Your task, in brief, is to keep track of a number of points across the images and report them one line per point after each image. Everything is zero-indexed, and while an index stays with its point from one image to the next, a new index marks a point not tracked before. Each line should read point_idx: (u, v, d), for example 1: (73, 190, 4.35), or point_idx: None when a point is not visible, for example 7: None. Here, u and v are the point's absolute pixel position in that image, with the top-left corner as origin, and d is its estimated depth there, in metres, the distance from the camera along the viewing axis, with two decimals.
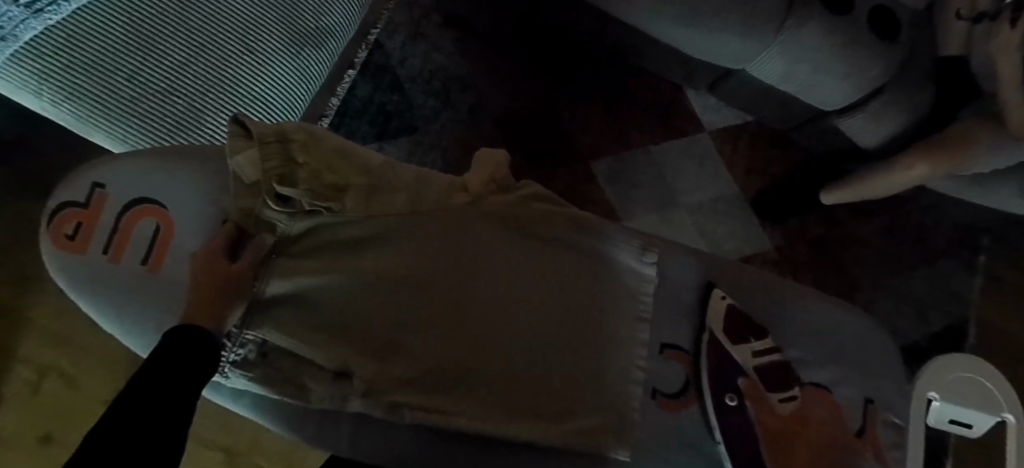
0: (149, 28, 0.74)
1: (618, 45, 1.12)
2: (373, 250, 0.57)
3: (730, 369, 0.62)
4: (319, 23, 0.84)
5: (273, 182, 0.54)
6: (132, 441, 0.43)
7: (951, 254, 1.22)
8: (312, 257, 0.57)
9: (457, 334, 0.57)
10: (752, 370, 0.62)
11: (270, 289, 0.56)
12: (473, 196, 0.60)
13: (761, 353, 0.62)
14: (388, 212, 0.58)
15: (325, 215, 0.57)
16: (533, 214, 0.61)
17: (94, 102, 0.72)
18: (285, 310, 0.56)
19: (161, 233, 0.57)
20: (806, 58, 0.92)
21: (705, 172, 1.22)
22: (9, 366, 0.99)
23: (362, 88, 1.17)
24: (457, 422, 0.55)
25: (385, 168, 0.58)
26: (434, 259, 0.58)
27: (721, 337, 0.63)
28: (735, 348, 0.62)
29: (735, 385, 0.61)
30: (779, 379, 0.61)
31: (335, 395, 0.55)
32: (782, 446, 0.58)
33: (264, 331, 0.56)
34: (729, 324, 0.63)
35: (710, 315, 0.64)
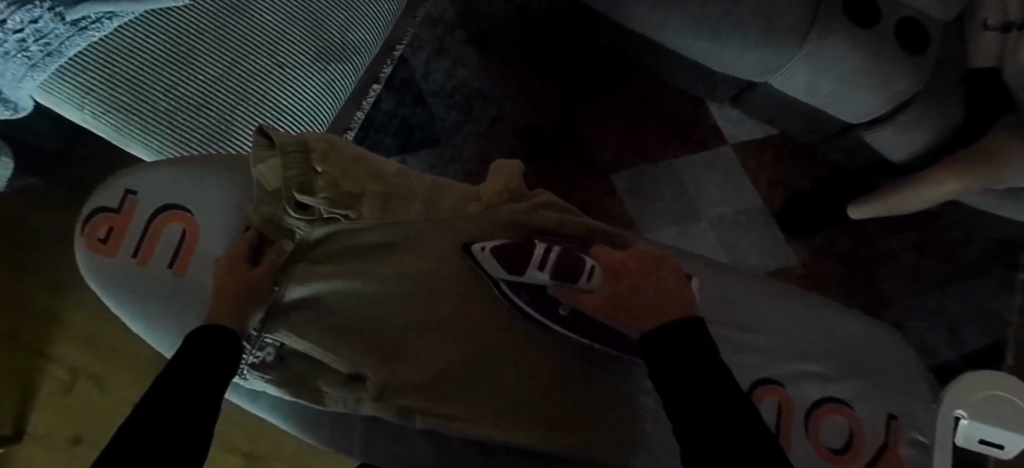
0: (184, 43, 0.77)
1: (640, 57, 1.12)
2: (388, 256, 0.58)
3: (540, 296, 0.57)
4: (346, 38, 0.86)
5: (292, 190, 0.56)
6: (159, 435, 0.44)
7: (986, 272, 1.18)
8: (330, 263, 0.58)
9: (469, 340, 0.58)
10: (550, 282, 0.56)
11: (289, 293, 0.58)
12: (486, 204, 0.61)
13: (538, 262, 0.55)
14: (405, 220, 0.58)
15: (341, 222, 0.58)
16: (547, 223, 0.61)
17: (131, 114, 0.75)
18: (302, 314, 0.57)
19: (187, 237, 0.59)
20: (831, 70, 0.91)
21: (728, 185, 1.21)
22: (44, 367, 1.03)
23: (386, 102, 1.20)
24: (467, 429, 0.55)
25: (400, 176, 0.60)
26: (449, 264, 0.59)
27: (513, 279, 0.56)
28: (525, 276, 0.56)
29: (553, 301, 0.57)
30: (572, 264, 0.55)
31: (349, 398, 0.56)
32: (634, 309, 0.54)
33: (282, 333, 0.57)
34: (506, 262, 0.56)
35: (490, 268, 0.57)
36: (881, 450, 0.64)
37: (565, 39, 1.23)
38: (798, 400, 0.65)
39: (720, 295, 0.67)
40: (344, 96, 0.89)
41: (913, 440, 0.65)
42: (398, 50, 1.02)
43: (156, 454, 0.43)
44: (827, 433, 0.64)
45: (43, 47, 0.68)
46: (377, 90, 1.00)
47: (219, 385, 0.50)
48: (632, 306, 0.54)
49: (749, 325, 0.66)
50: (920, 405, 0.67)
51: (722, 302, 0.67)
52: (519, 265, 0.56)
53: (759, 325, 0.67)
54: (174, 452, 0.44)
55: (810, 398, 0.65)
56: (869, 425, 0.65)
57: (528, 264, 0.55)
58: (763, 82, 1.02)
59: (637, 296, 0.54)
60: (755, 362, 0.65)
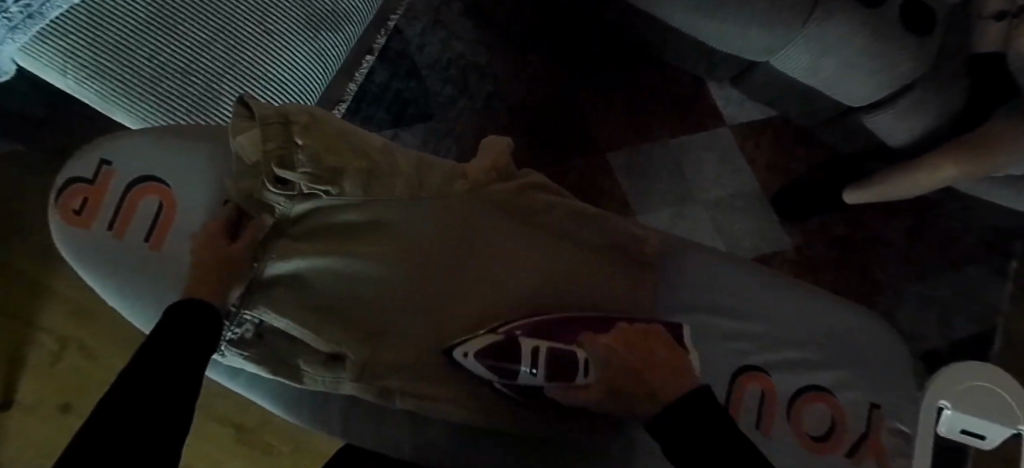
0: (170, 8, 0.75)
1: (641, 34, 1.10)
2: (368, 235, 0.57)
3: (534, 390, 0.56)
4: (337, 6, 0.84)
5: (272, 164, 0.54)
6: (141, 407, 0.43)
7: (981, 260, 1.18)
8: (310, 241, 0.57)
9: (452, 322, 0.57)
10: (546, 382, 0.55)
11: (270, 269, 0.56)
12: (472, 183, 0.60)
13: (529, 367, 0.55)
14: (387, 196, 0.57)
15: (322, 199, 0.56)
16: (534, 203, 0.61)
17: (115, 80, 0.73)
18: (281, 293, 0.56)
19: (164, 210, 0.58)
20: (832, 52, 0.89)
21: (725, 167, 1.20)
22: (31, 336, 1.02)
23: (380, 74, 1.17)
24: (445, 408, 0.56)
25: (385, 152, 0.58)
26: (431, 243, 0.58)
27: (506, 381, 0.56)
28: (521, 376, 0.55)
29: (546, 394, 0.57)
30: (566, 363, 0.55)
31: (328, 379, 0.56)
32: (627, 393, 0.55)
33: (263, 310, 0.55)
34: (497, 367, 0.55)
35: (477, 370, 0.56)
36: (859, 441, 0.65)
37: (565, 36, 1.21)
38: (783, 387, 0.65)
39: (712, 281, 0.66)
40: (335, 67, 0.87)
41: (895, 429, 0.66)
42: (392, 21, 1.00)
43: (139, 427, 0.42)
44: (809, 421, 0.65)
45: (23, 8, 0.65)
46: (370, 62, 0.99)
47: (200, 359, 0.49)
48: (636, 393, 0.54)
49: (740, 312, 0.66)
50: (906, 392, 0.67)
51: (714, 286, 0.66)
52: (509, 369, 0.55)
53: (751, 311, 0.66)
54: (156, 426, 0.43)
55: (795, 385, 0.65)
56: (850, 416, 0.65)
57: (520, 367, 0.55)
58: (764, 62, 1.00)
59: (636, 380, 0.54)
60: (744, 348, 0.65)
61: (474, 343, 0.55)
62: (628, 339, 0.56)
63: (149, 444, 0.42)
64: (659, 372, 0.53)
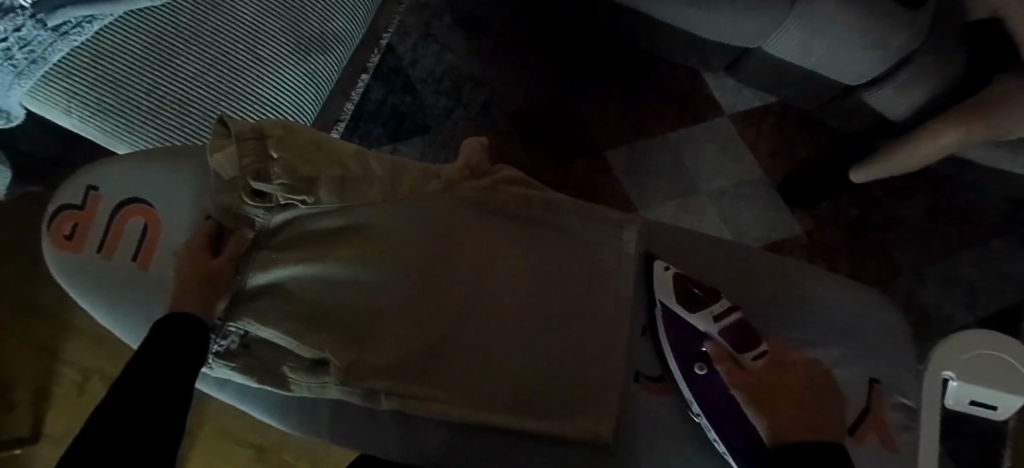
0: (164, 43, 0.81)
1: (628, 28, 1.14)
2: (346, 239, 0.58)
3: (692, 340, 0.58)
4: (323, 29, 0.90)
5: (249, 177, 0.55)
6: (131, 414, 0.45)
7: (1002, 232, 1.16)
8: (291, 249, 0.57)
9: (435, 324, 0.57)
10: (719, 331, 0.58)
11: (252, 280, 0.57)
12: (446, 183, 0.60)
13: (718, 312, 0.59)
14: (365, 202, 0.57)
15: (300, 208, 0.57)
16: (508, 198, 0.61)
17: (116, 115, 0.78)
18: (263, 302, 0.56)
19: (150, 230, 0.59)
20: (825, 32, 0.91)
21: (727, 156, 1.23)
22: (55, 368, 1.05)
23: (376, 92, 1.23)
24: (433, 407, 0.55)
25: (359, 158, 0.58)
26: (407, 245, 0.58)
27: (677, 310, 0.59)
28: (689, 314, 0.59)
29: (702, 353, 0.58)
30: (746, 337, 0.57)
31: (314, 385, 0.56)
32: (763, 399, 0.55)
33: (245, 321, 0.56)
34: (682, 294, 0.60)
35: (659, 288, 0.61)
36: (861, 419, 0.63)
37: (557, 29, 1.26)
38: None
39: (707, 263, 0.67)
40: (328, 86, 0.92)
41: (900, 403, 0.64)
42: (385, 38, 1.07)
43: (129, 432, 0.44)
44: None
45: (28, 54, 0.69)
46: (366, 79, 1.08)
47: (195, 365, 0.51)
48: (780, 411, 0.54)
49: (740, 295, 0.66)
50: (918, 367, 0.66)
51: (706, 267, 0.67)
52: (696, 307, 0.59)
53: (749, 289, 0.66)
54: (150, 433, 0.45)
55: None
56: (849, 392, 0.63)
57: (710, 309, 0.59)
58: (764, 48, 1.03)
59: (787, 397, 0.55)
60: None
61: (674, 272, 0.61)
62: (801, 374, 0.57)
63: (143, 445, 0.44)
64: (801, 410, 0.54)
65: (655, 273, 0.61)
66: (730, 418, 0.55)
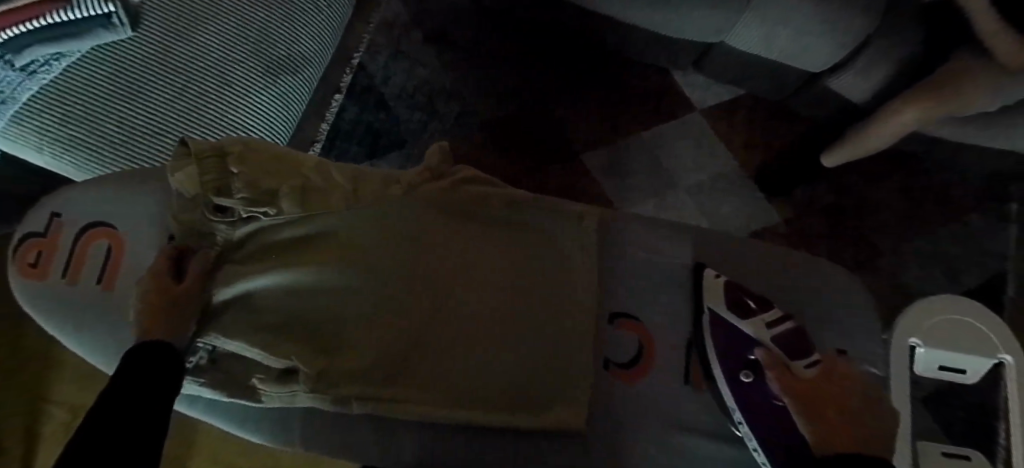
0: (133, 76, 0.82)
1: (594, 31, 1.16)
2: (309, 249, 0.58)
3: (743, 347, 0.61)
4: (291, 51, 0.92)
5: (211, 193, 0.56)
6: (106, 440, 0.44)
7: (978, 207, 1.17)
8: (257, 261, 0.58)
9: (405, 325, 0.57)
10: (773, 337, 0.61)
11: (219, 295, 0.57)
12: (406, 186, 0.61)
13: (772, 319, 0.61)
14: (323, 208, 0.58)
15: (262, 220, 0.58)
16: (466, 198, 0.62)
17: (89, 150, 0.79)
18: (230, 316, 0.57)
19: (113, 253, 0.60)
20: (782, 23, 0.94)
21: (701, 150, 1.24)
22: (42, 409, 1.04)
23: (350, 110, 1.24)
24: (406, 408, 0.55)
25: (320, 167, 0.59)
26: (370, 248, 0.58)
27: (727, 317, 0.62)
28: (740, 321, 0.62)
29: (750, 361, 0.61)
30: (798, 343, 0.60)
31: (284, 394, 0.55)
32: (810, 406, 0.57)
33: (211, 336, 0.56)
34: (732, 302, 0.62)
35: (709, 296, 0.63)
36: None
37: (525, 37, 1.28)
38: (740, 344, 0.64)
39: (677, 251, 0.67)
40: (300, 106, 0.94)
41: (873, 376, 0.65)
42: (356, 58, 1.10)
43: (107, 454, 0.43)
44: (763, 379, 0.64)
45: None
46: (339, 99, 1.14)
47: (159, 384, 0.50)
48: (829, 419, 0.56)
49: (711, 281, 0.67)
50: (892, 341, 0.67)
51: (676, 255, 0.67)
52: (750, 314, 0.62)
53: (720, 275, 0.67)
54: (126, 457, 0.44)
55: None
56: None
57: (765, 316, 0.61)
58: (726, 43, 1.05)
59: (837, 404, 0.56)
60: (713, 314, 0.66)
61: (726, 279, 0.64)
62: (849, 380, 0.58)
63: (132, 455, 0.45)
64: (851, 416, 0.56)
65: (705, 281, 0.64)
66: (775, 426, 0.58)
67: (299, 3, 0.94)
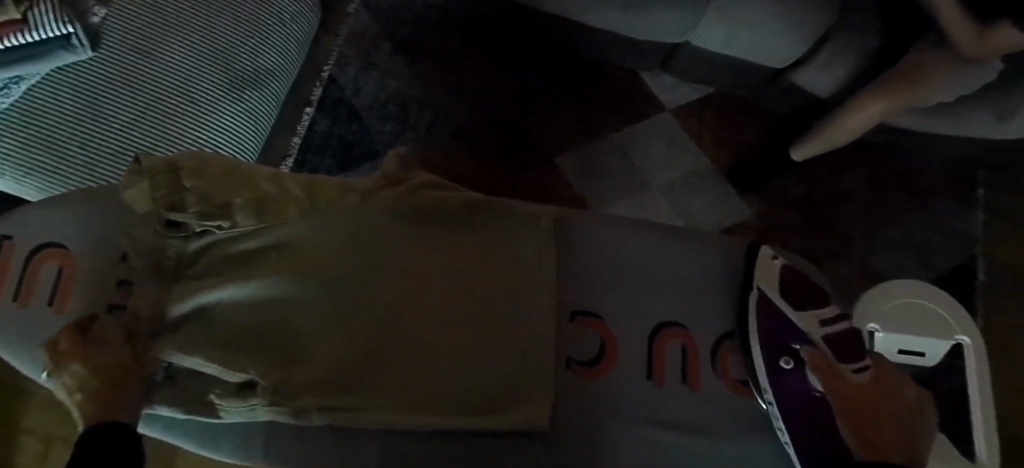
0: (95, 96, 0.82)
1: (562, 36, 1.16)
2: (263, 261, 0.52)
3: (789, 333, 0.57)
4: (256, 65, 0.92)
5: (161, 207, 0.50)
6: None
7: (947, 194, 1.19)
8: (212, 274, 0.51)
9: (371, 333, 0.50)
10: (825, 335, 0.56)
11: (175, 309, 0.50)
12: (363, 194, 0.56)
13: (827, 318, 0.57)
14: (281, 219, 0.52)
15: (216, 233, 0.52)
16: (426, 203, 0.57)
17: (52, 172, 0.79)
18: (183, 332, 0.48)
19: (66, 270, 0.53)
20: (745, 23, 0.95)
21: (673, 150, 1.25)
22: (16, 439, 1.03)
23: (322, 123, 1.24)
24: (371, 423, 0.48)
25: (274, 178, 0.53)
26: (329, 250, 0.52)
27: (779, 302, 0.58)
28: (795, 312, 0.58)
29: (792, 348, 0.56)
30: (852, 345, 0.56)
31: (243, 410, 0.47)
32: (858, 416, 0.52)
33: (168, 352, 0.47)
34: (786, 291, 0.59)
35: (761, 278, 0.60)
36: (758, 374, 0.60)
37: (494, 44, 1.28)
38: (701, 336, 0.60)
39: None
40: (267, 120, 0.94)
41: None
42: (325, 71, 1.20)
43: None
44: (729, 369, 0.59)
45: None
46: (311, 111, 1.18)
47: (98, 415, 0.43)
48: (874, 429, 0.51)
49: None
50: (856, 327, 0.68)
51: None
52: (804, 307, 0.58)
53: None
54: None
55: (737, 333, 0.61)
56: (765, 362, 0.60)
57: (821, 314, 0.58)
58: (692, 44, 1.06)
59: (882, 415, 0.52)
60: None
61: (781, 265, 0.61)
62: (886, 388, 0.54)
63: None
64: (894, 426, 0.52)
65: (759, 261, 0.61)
66: (811, 422, 0.53)
67: (263, 18, 0.93)
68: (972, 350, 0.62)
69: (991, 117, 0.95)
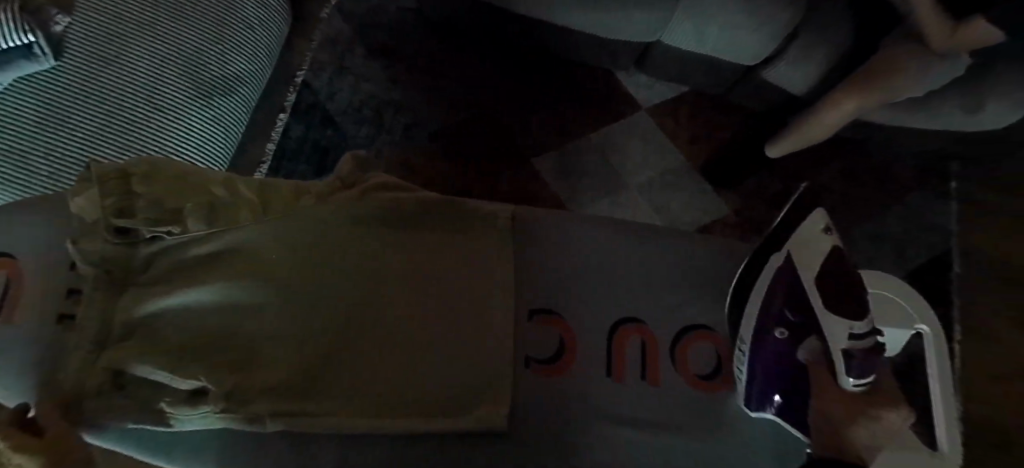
0: (59, 104, 0.80)
1: (536, 37, 1.16)
2: (222, 265, 0.51)
3: (795, 311, 0.52)
4: (224, 72, 0.91)
5: (110, 214, 0.50)
6: None
7: (922, 186, 1.19)
8: (164, 281, 0.50)
9: (330, 329, 0.50)
10: (846, 347, 0.49)
11: (123, 316, 0.49)
12: (318, 196, 0.56)
13: (861, 332, 0.50)
14: (236, 221, 0.52)
15: (167, 240, 0.51)
16: (382, 203, 0.57)
17: (13, 183, 0.77)
18: (133, 340, 0.47)
19: (15, 277, 0.52)
20: (715, 19, 0.95)
21: (650, 148, 1.25)
22: None
23: (296, 128, 1.23)
24: (331, 424, 0.47)
25: (227, 182, 0.54)
26: (284, 251, 0.52)
27: (805, 284, 0.52)
28: (822, 309, 0.51)
29: (795, 323, 0.52)
30: (865, 362, 0.49)
31: (197, 418, 0.46)
32: (835, 429, 0.49)
33: (114, 358, 0.46)
34: (823, 280, 0.52)
35: (802, 249, 0.53)
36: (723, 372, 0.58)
37: (469, 46, 1.28)
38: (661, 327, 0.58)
39: None
40: (237, 127, 0.94)
41: None
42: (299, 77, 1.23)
43: None
44: (692, 360, 0.57)
45: None
46: (285, 118, 1.22)
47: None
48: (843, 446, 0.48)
49: None
50: None
51: None
52: (837, 308, 0.51)
53: None
54: None
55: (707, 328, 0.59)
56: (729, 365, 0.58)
57: (855, 322, 0.50)
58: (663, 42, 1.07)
59: (858, 435, 0.48)
60: None
61: (835, 240, 0.53)
62: (884, 407, 0.49)
63: None
64: (864, 446, 0.48)
65: (810, 228, 0.53)
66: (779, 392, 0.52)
67: (231, 24, 0.93)
68: (930, 338, 0.63)
69: (962, 110, 0.96)
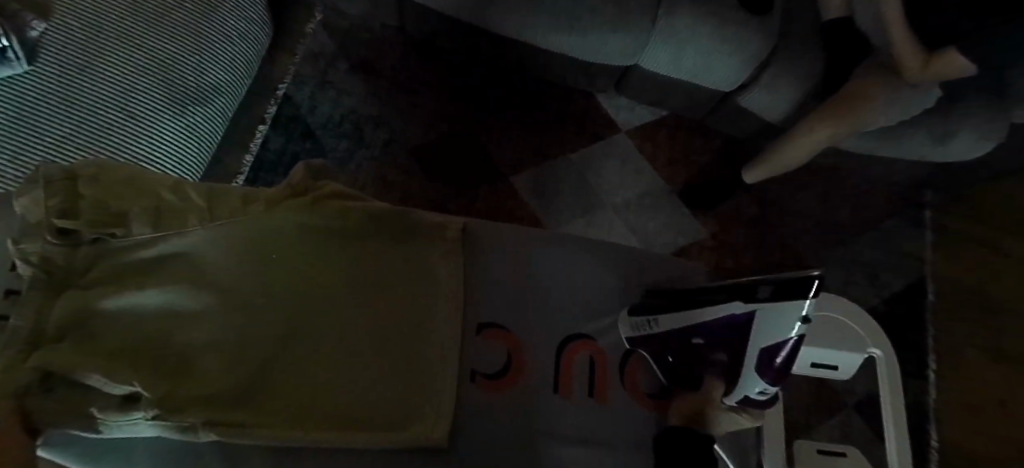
0: (28, 108, 0.79)
1: (516, 57, 1.17)
2: (171, 266, 0.50)
3: (722, 339, 0.55)
4: (201, 82, 0.91)
5: (51, 215, 0.49)
6: None
7: (896, 214, 1.20)
8: (106, 283, 0.49)
9: (277, 341, 0.50)
10: (745, 394, 0.54)
11: (54, 320, 0.47)
12: (268, 203, 0.56)
13: (767, 390, 0.54)
14: (188, 225, 0.53)
15: (111, 242, 0.51)
16: (336, 214, 0.57)
17: None
18: (63, 342, 0.45)
19: None
20: (688, 43, 0.96)
21: (628, 170, 1.25)
22: None
23: (275, 140, 1.22)
24: (265, 436, 0.45)
25: (178, 190, 0.54)
26: (236, 262, 0.52)
27: (748, 335, 0.52)
28: (745, 363, 0.53)
29: (714, 342, 0.55)
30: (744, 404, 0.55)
31: (125, 424, 0.44)
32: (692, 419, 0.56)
33: (41, 356, 0.44)
34: (769, 347, 0.51)
35: (768, 318, 0.50)
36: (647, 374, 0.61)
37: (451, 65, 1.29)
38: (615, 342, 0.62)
39: None
40: (211, 138, 0.93)
41: None
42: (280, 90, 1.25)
43: None
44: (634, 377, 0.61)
45: None
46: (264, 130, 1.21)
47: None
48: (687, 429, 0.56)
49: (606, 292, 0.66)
50: None
51: None
52: (767, 373, 0.53)
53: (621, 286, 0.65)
54: None
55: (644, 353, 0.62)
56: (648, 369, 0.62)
57: (769, 383, 0.53)
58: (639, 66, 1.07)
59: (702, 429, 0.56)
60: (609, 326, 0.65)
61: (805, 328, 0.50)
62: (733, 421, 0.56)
63: None
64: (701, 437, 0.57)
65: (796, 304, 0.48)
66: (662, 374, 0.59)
67: (209, 34, 0.93)
68: (882, 364, 0.69)
69: (932, 139, 0.96)
